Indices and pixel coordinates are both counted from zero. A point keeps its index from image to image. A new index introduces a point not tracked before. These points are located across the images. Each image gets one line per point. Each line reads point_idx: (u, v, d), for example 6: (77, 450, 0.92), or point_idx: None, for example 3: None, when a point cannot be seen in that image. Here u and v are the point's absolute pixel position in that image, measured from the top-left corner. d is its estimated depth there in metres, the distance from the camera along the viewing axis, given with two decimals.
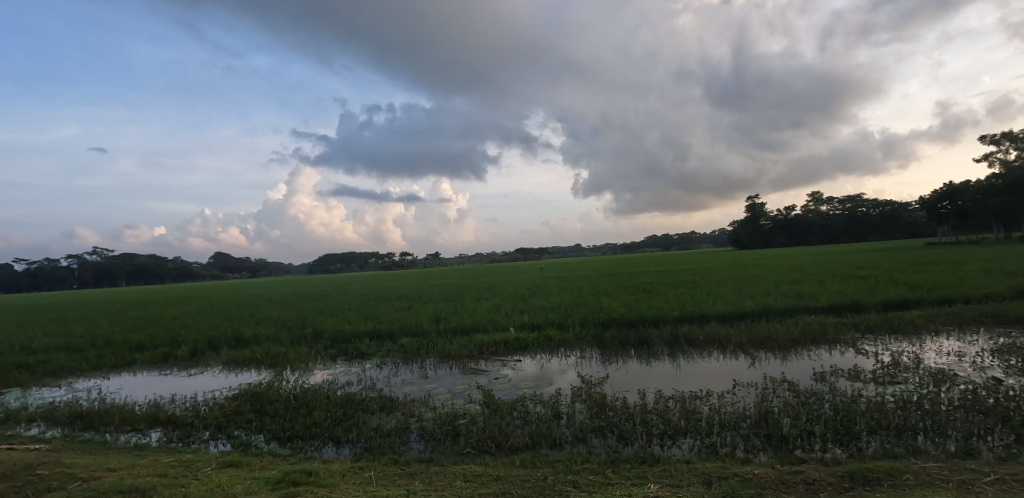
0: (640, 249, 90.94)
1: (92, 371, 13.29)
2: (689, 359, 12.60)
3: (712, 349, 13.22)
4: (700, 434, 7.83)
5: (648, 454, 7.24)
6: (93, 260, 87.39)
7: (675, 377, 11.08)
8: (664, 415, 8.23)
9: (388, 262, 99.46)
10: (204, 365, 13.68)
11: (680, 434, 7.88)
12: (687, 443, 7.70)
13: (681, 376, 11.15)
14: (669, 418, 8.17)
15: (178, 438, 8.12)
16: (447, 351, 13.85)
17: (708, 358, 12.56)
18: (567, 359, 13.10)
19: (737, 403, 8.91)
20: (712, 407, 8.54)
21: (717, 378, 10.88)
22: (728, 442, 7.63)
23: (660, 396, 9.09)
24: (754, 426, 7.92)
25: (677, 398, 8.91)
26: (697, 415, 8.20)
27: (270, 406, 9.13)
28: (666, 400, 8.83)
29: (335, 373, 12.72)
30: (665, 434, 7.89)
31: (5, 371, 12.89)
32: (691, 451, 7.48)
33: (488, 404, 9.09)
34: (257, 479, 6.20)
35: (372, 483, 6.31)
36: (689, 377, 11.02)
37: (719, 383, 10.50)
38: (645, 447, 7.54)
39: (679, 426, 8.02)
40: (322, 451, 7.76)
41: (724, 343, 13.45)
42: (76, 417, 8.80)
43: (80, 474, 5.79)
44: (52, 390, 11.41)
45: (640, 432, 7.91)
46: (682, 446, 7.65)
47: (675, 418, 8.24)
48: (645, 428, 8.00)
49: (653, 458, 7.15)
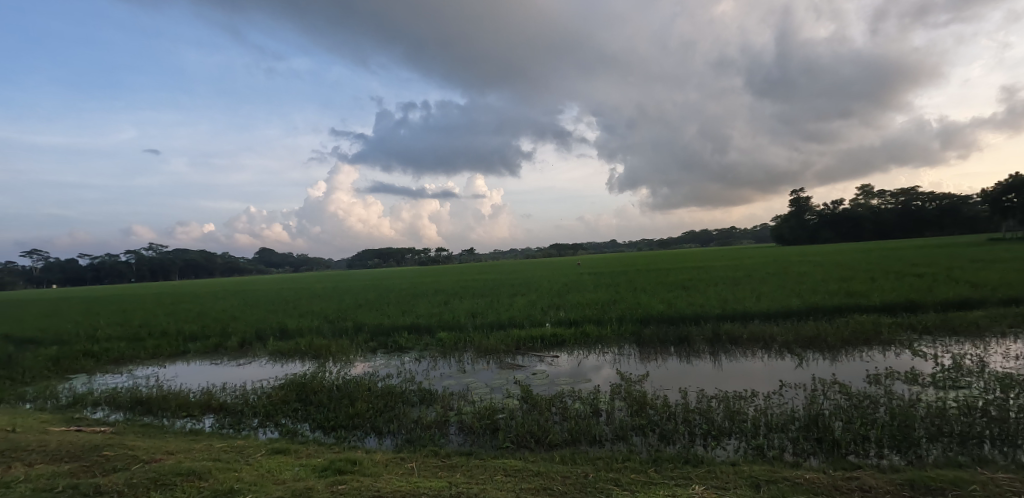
0: (678, 244, 89.42)
1: (150, 359, 13.94)
2: (731, 358, 12.26)
3: (756, 348, 12.83)
4: (746, 436, 7.59)
5: (692, 455, 7.08)
6: (149, 255, 91.72)
7: (717, 377, 10.79)
8: (707, 415, 8.02)
9: (424, 257, 100.70)
10: (252, 356, 14.13)
11: (724, 435, 7.67)
12: (732, 445, 7.50)
13: (723, 376, 10.86)
14: (713, 418, 7.96)
15: (230, 424, 8.42)
16: (485, 346, 13.93)
17: (752, 357, 12.20)
18: (605, 356, 12.97)
19: (784, 404, 8.61)
20: (758, 408, 8.27)
21: (762, 378, 10.57)
22: (776, 445, 7.38)
23: (702, 395, 8.86)
24: (804, 428, 7.63)
25: (720, 398, 8.67)
26: (742, 416, 7.96)
27: (314, 396, 9.36)
28: (709, 400, 8.61)
29: (375, 365, 12.95)
30: (709, 435, 7.69)
31: (71, 358, 13.63)
32: (737, 453, 7.27)
33: (526, 399, 9.06)
34: (305, 466, 6.34)
35: (414, 474, 6.38)
36: (731, 377, 10.73)
37: (765, 384, 10.18)
38: (688, 448, 7.38)
39: (724, 427, 7.79)
40: (365, 441, 7.91)
41: (769, 342, 13.05)
42: (136, 402, 9.23)
43: (141, 457, 6.02)
44: (114, 377, 12.01)
45: (683, 432, 7.75)
46: (726, 447, 7.45)
47: (719, 418, 8.01)
48: (688, 428, 7.82)
49: (697, 459, 6.99)
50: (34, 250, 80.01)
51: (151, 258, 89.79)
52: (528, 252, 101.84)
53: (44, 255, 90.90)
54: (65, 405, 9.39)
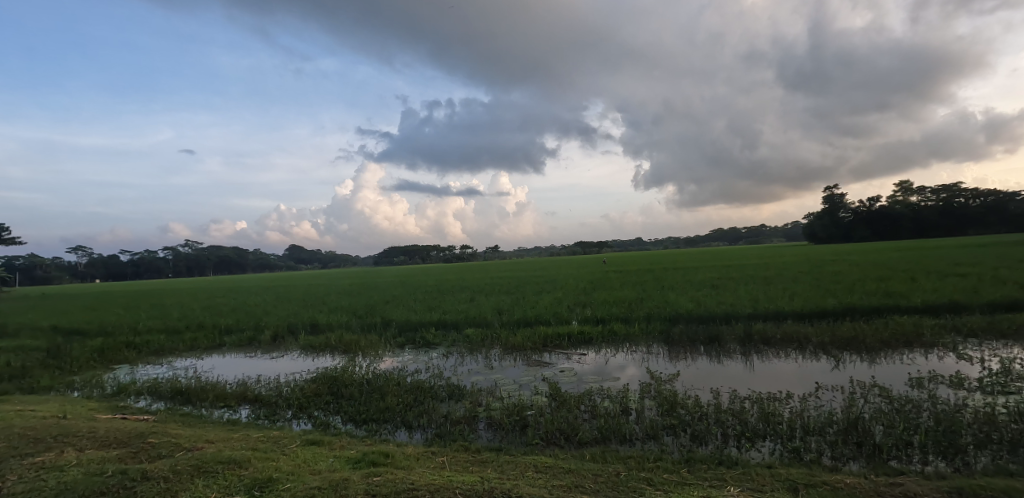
0: (706, 241, 87.95)
1: (188, 352, 14.33)
2: (763, 359, 11.98)
3: (790, 349, 12.50)
4: (782, 438, 7.39)
5: (726, 456, 6.93)
6: (185, 252, 94.55)
7: (749, 378, 10.55)
8: (741, 416, 7.83)
9: (450, 255, 101.18)
10: (284, 349, 14.41)
11: (759, 437, 7.48)
12: (767, 447, 7.31)
13: (756, 376, 10.61)
14: (746, 419, 7.76)
15: (265, 415, 8.58)
16: (512, 343, 13.91)
17: (785, 358, 11.90)
18: (633, 354, 12.82)
19: (821, 407, 8.35)
20: (793, 410, 8.03)
21: (797, 380, 10.27)
22: (813, 448, 7.16)
23: (735, 396, 8.66)
24: (842, 432, 7.38)
25: (754, 399, 8.45)
26: (777, 418, 7.75)
27: (345, 390, 9.47)
28: (743, 401, 8.39)
29: (403, 360, 13.06)
30: (743, 436, 7.51)
31: (115, 349, 14.10)
32: (772, 455, 7.08)
33: (554, 397, 8.99)
34: (339, 458, 6.42)
35: (446, 468, 6.40)
36: (764, 378, 10.47)
37: (800, 386, 9.88)
38: (721, 449, 7.22)
39: (758, 428, 7.60)
40: (395, 434, 7.96)
41: (803, 343, 12.70)
42: (176, 392, 9.48)
43: (185, 445, 6.17)
44: (155, 368, 12.37)
45: (716, 433, 7.58)
46: (761, 449, 7.26)
47: (752, 419, 7.81)
48: (721, 429, 7.66)
49: (731, 460, 6.84)
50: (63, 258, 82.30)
51: (186, 254, 92.48)
52: (553, 251, 101.41)
53: (86, 251, 94.46)
54: (111, 394, 9.71)
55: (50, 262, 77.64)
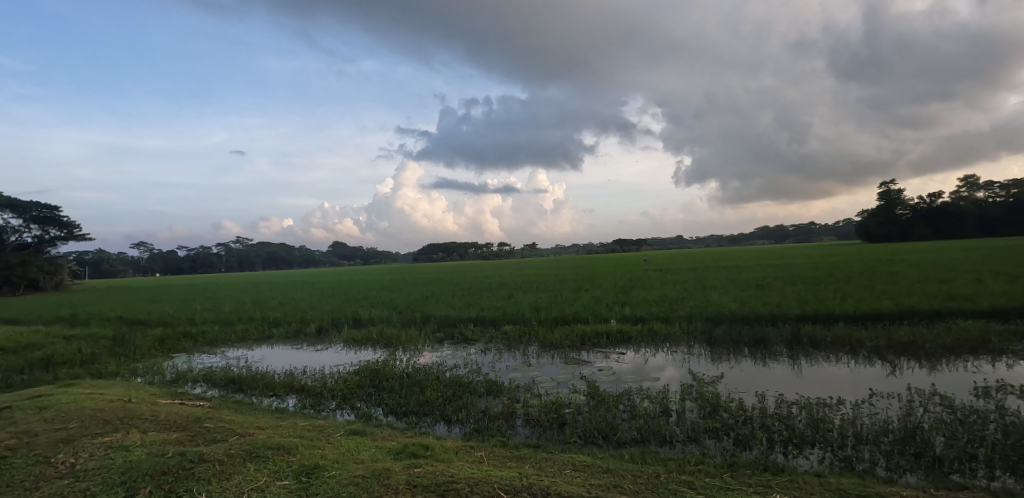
0: (750, 239, 85.39)
1: (239, 342, 14.94)
2: (812, 362, 11.58)
3: (841, 353, 12.06)
4: (832, 446, 7.14)
5: (772, 462, 6.75)
6: (235, 248, 98.35)
7: (796, 382, 10.21)
8: (788, 421, 7.59)
9: (487, 252, 101.57)
10: (329, 342, 14.84)
11: (807, 444, 7.26)
12: (816, 454, 7.08)
13: (804, 381, 10.27)
14: (794, 425, 7.52)
15: (311, 405, 8.86)
16: (550, 340, 13.91)
17: (835, 363, 11.46)
18: (673, 355, 12.61)
19: (876, 415, 8.00)
20: (845, 417, 7.72)
21: (849, 386, 9.89)
22: (866, 458, 6.90)
23: (782, 400, 8.39)
24: (898, 442, 7.08)
25: (801, 404, 8.20)
26: (827, 425, 7.48)
27: (386, 383, 9.69)
28: (790, 405, 8.13)
29: (442, 355, 13.24)
30: (790, 443, 7.29)
31: (173, 339, 14.83)
32: (822, 464, 6.85)
33: (593, 395, 8.95)
34: (381, 448, 6.58)
35: (485, 463, 6.46)
36: (813, 383, 10.12)
37: (852, 392, 9.51)
38: (766, 454, 7.04)
39: (807, 435, 7.37)
40: (435, 427, 8.10)
41: (856, 347, 12.22)
42: (229, 381, 9.91)
43: (237, 431, 6.46)
44: (209, 357, 12.97)
45: (761, 437, 7.38)
46: (810, 457, 7.04)
47: (800, 426, 7.56)
48: (767, 434, 7.44)
49: (777, 466, 6.66)
50: (125, 253, 86.95)
51: (237, 251, 96.26)
52: (591, 248, 100.35)
53: (146, 246, 99.60)
54: (170, 380, 10.23)
55: (115, 257, 82.29)
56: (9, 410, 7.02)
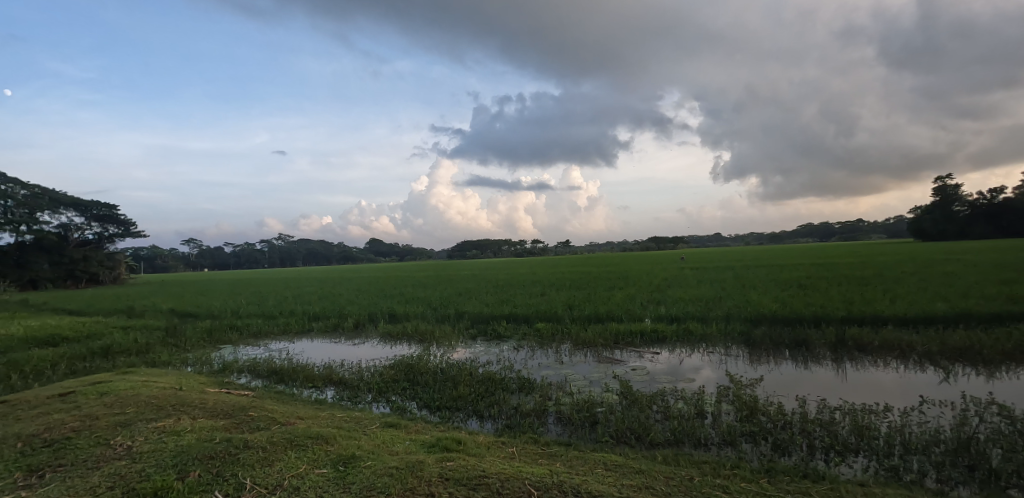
0: (793, 238, 82.78)
1: (281, 335, 15.49)
2: (858, 367, 11.22)
3: (890, 358, 11.64)
4: (876, 455, 6.94)
5: (812, 469, 6.62)
6: (276, 245, 101.43)
7: (840, 387, 9.91)
8: (830, 427, 7.40)
9: (521, 249, 101.42)
10: (366, 336, 15.21)
11: (851, 452, 7.06)
12: (859, 463, 6.90)
13: (849, 386, 9.98)
14: (837, 432, 7.33)
15: (348, 397, 9.12)
16: (583, 338, 13.91)
17: (883, 367, 11.09)
18: (709, 356, 12.43)
19: (927, 423, 7.73)
20: (892, 425, 7.48)
21: (898, 392, 9.57)
22: (914, 468, 6.69)
23: (825, 405, 8.18)
24: (950, 453, 6.84)
25: (844, 409, 7.96)
26: (872, 432, 7.28)
27: (421, 377, 9.90)
28: (833, 410, 7.89)
29: (475, 351, 13.41)
30: (832, 450, 7.11)
31: (220, 330, 15.50)
32: (866, 473, 6.67)
33: (626, 395, 8.92)
34: (415, 441, 6.74)
35: (516, 459, 6.55)
36: (858, 389, 9.79)
37: (901, 399, 9.19)
38: (807, 461, 6.90)
39: (850, 442, 7.18)
40: (468, 422, 8.23)
41: (907, 351, 11.78)
42: (272, 372, 10.31)
43: (279, 419, 6.74)
44: (254, 349, 13.51)
45: (801, 443, 7.23)
46: (853, 465, 6.86)
47: (843, 432, 7.37)
48: (807, 440, 7.28)
49: (818, 474, 6.53)
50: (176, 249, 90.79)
51: (279, 247, 99.24)
52: (627, 246, 98.99)
53: (195, 241, 103.85)
54: (217, 370, 10.72)
55: (167, 252, 86.11)
56: (73, 394, 7.49)
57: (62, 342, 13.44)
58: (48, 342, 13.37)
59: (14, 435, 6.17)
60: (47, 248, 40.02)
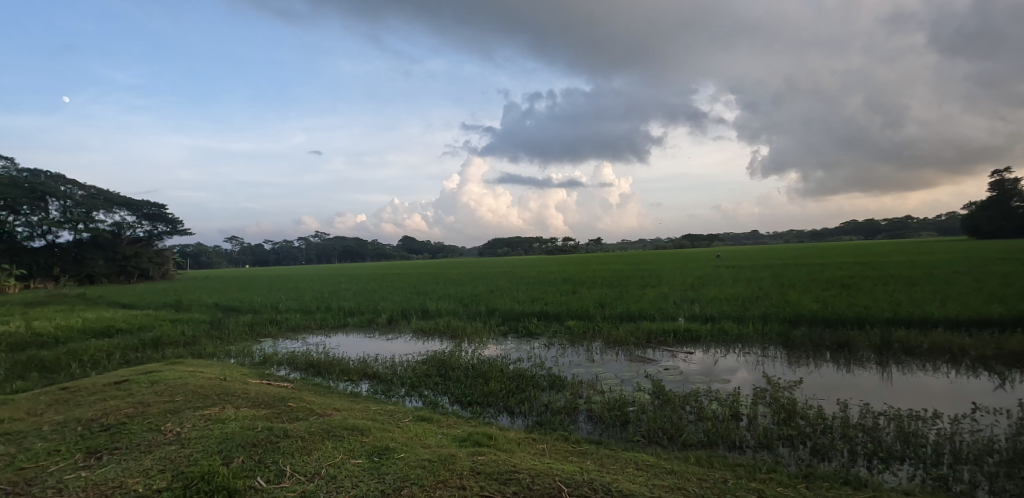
0: (835, 236, 80.06)
1: (318, 329, 15.93)
2: (904, 371, 10.85)
3: (940, 362, 11.22)
4: (923, 463, 6.72)
5: (854, 476, 6.46)
6: (314, 241, 103.85)
7: (886, 392, 9.59)
8: (874, 434, 7.19)
9: (552, 247, 100.97)
10: (399, 332, 15.51)
11: (896, 459, 6.86)
12: (904, 471, 6.69)
13: (894, 391, 9.67)
14: (880, 438, 7.12)
15: (382, 391, 9.32)
16: (615, 336, 13.85)
17: (932, 372, 10.69)
18: (745, 357, 12.20)
19: (979, 432, 7.43)
20: (941, 433, 7.22)
21: (948, 398, 9.22)
22: (964, 479, 6.46)
23: (869, 411, 7.94)
24: (1005, 464, 6.58)
25: (889, 415, 7.72)
26: (919, 440, 7.05)
27: (452, 372, 10.05)
28: (876, 416, 7.66)
29: (506, 348, 13.51)
30: (876, 457, 6.91)
31: (261, 324, 16.04)
32: (912, 481, 6.47)
33: (658, 395, 8.85)
34: (447, 435, 6.87)
35: (546, 456, 6.59)
36: (904, 394, 9.47)
37: (951, 405, 8.86)
38: (848, 467, 6.73)
39: (895, 449, 6.96)
40: (499, 418, 8.32)
41: (958, 356, 11.32)
42: (309, 365, 10.62)
43: (317, 411, 6.96)
44: (292, 342, 13.94)
45: (842, 449, 7.05)
46: (897, 473, 6.66)
47: (887, 439, 7.16)
48: (848, 446, 7.09)
49: (860, 481, 6.38)
50: (218, 247, 94.12)
51: (315, 244, 101.57)
52: (661, 244, 97.42)
53: (236, 240, 107.40)
54: (258, 362, 11.12)
55: (211, 249, 89.31)
56: (127, 382, 7.89)
57: (116, 332, 14.15)
58: (104, 332, 14.10)
59: (75, 419, 6.56)
60: (102, 245, 42.00)
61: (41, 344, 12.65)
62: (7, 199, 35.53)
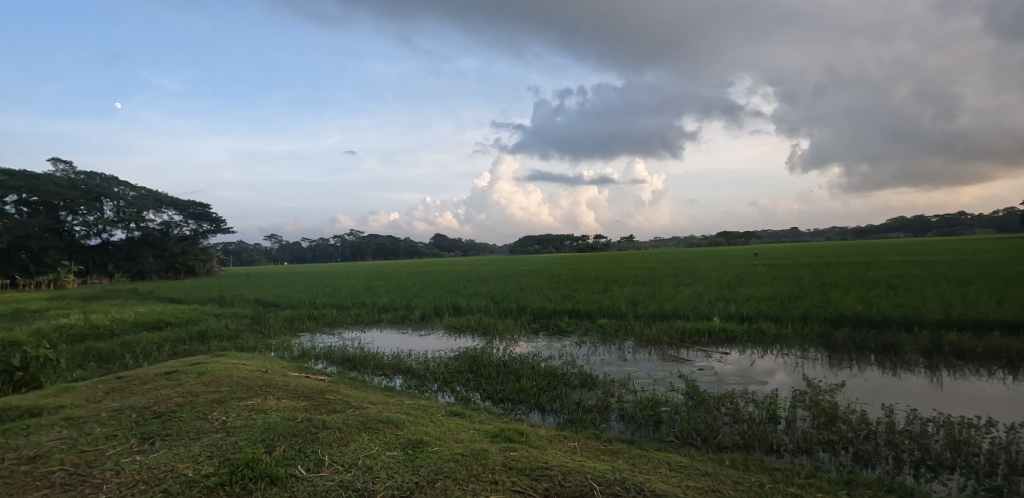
0: (879, 233, 77.11)
1: (353, 325, 16.29)
2: (956, 376, 10.42)
3: (996, 368, 10.73)
4: (974, 473, 6.47)
5: (898, 485, 6.28)
6: (350, 238, 105.80)
7: (935, 397, 9.25)
8: (921, 441, 6.96)
9: (584, 244, 100.24)
10: (431, 328, 15.74)
11: (945, 468, 6.61)
12: (955, 481, 6.45)
13: (944, 397, 9.30)
14: (929, 446, 6.88)
15: (415, 385, 9.49)
16: (647, 336, 13.73)
17: (987, 378, 10.23)
18: (784, 358, 11.93)
19: None
20: (997, 442, 6.93)
21: (1004, 406, 8.82)
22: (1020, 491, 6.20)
23: (916, 417, 7.67)
24: None
25: (938, 422, 7.46)
26: (971, 449, 6.79)
27: (484, 369, 10.16)
28: (924, 422, 7.40)
29: (537, 345, 13.56)
30: (923, 465, 6.67)
31: (299, 319, 16.50)
32: (962, 492, 6.24)
33: (692, 395, 8.75)
34: (479, 431, 6.96)
35: (578, 454, 6.61)
36: (955, 400, 9.12)
37: (1007, 414, 8.48)
38: (893, 475, 6.53)
39: (944, 458, 6.72)
40: (530, 415, 8.37)
41: (1015, 361, 10.80)
42: (345, 359, 10.89)
43: (353, 403, 7.14)
44: (329, 337, 14.30)
45: (886, 455, 6.84)
46: (947, 483, 6.42)
47: (937, 447, 6.91)
48: (893, 453, 6.88)
49: (904, 490, 6.19)
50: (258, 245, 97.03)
51: (350, 241, 103.53)
52: (695, 241, 95.58)
53: (275, 238, 110.50)
54: (297, 356, 11.46)
55: (251, 247, 92.07)
56: (176, 373, 8.26)
57: (165, 326, 14.80)
58: (154, 325, 14.76)
59: (129, 406, 6.91)
60: (152, 243, 43.84)
61: (98, 336, 13.33)
62: (67, 200, 37.36)
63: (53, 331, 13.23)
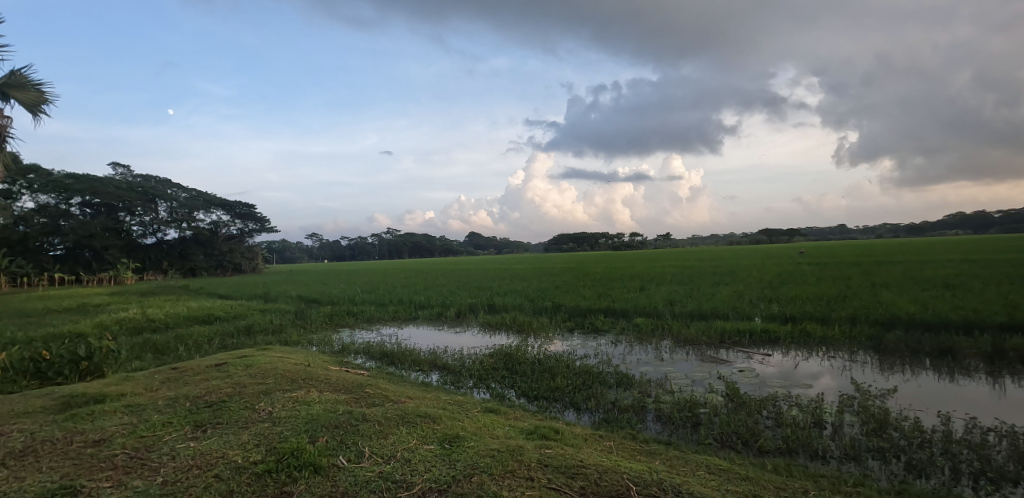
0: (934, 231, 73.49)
1: (391, 321, 16.62)
2: (1019, 383, 9.89)
3: None
4: None
5: None
6: (386, 237, 107.34)
7: (996, 406, 8.81)
8: (981, 452, 6.65)
9: (619, 243, 99.08)
10: (467, 325, 15.93)
11: (1008, 481, 6.30)
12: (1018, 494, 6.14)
13: (1005, 405, 8.85)
14: (989, 457, 6.57)
15: (451, 382, 9.62)
16: (685, 335, 13.54)
17: None
18: (830, 361, 11.56)
19: None
20: None
21: None
22: None
23: (975, 425, 7.33)
24: None
25: (1000, 431, 7.11)
26: None
27: (519, 366, 10.21)
28: (984, 432, 7.06)
29: (572, 344, 13.55)
30: (983, 477, 6.38)
31: (339, 315, 16.94)
32: None
33: (732, 397, 8.58)
34: (514, 428, 7.01)
35: (614, 453, 6.59)
36: (1018, 408, 8.66)
37: None
38: (948, 486, 6.27)
39: (1006, 470, 6.40)
40: (565, 413, 8.39)
41: None
42: (383, 354, 11.15)
43: (392, 398, 7.30)
44: (368, 333, 14.63)
45: (942, 466, 6.56)
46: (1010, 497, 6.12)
47: (998, 459, 6.60)
48: (949, 463, 6.59)
49: None
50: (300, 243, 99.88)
51: (388, 240, 105.32)
52: (735, 240, 93.23)
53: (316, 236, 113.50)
54: (337, 351, 11.76)
55: (293, 245, 94.78)
56: (225, 365, 8.60)
57: (215, 319, 15.46)
58: (205, 319, 15.43)
59: (182, 395, 7.26)
60: (202, 242, 45.73)
61: (154, 328, 14.02)
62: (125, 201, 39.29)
63: (114, 324, 13.99)
